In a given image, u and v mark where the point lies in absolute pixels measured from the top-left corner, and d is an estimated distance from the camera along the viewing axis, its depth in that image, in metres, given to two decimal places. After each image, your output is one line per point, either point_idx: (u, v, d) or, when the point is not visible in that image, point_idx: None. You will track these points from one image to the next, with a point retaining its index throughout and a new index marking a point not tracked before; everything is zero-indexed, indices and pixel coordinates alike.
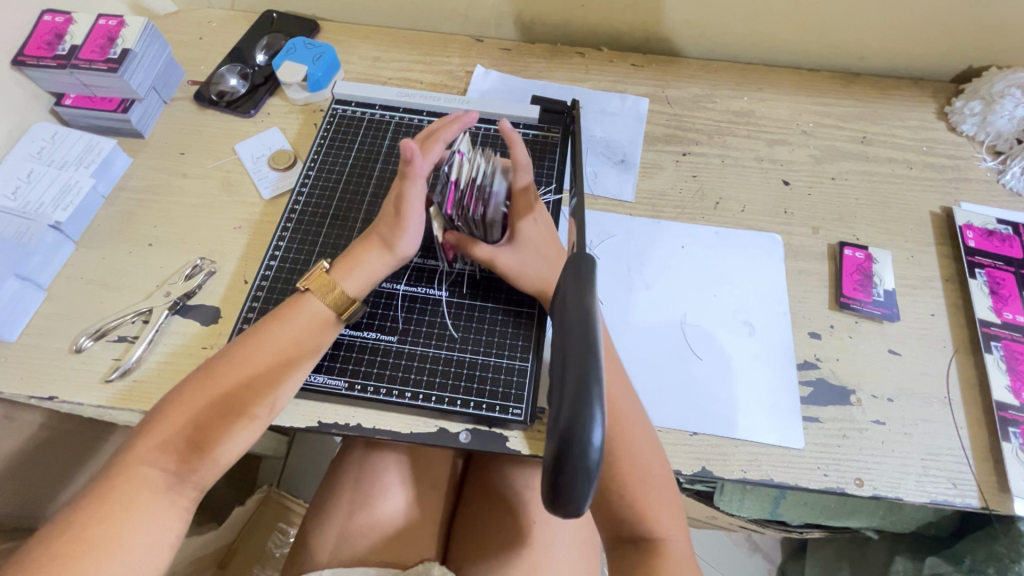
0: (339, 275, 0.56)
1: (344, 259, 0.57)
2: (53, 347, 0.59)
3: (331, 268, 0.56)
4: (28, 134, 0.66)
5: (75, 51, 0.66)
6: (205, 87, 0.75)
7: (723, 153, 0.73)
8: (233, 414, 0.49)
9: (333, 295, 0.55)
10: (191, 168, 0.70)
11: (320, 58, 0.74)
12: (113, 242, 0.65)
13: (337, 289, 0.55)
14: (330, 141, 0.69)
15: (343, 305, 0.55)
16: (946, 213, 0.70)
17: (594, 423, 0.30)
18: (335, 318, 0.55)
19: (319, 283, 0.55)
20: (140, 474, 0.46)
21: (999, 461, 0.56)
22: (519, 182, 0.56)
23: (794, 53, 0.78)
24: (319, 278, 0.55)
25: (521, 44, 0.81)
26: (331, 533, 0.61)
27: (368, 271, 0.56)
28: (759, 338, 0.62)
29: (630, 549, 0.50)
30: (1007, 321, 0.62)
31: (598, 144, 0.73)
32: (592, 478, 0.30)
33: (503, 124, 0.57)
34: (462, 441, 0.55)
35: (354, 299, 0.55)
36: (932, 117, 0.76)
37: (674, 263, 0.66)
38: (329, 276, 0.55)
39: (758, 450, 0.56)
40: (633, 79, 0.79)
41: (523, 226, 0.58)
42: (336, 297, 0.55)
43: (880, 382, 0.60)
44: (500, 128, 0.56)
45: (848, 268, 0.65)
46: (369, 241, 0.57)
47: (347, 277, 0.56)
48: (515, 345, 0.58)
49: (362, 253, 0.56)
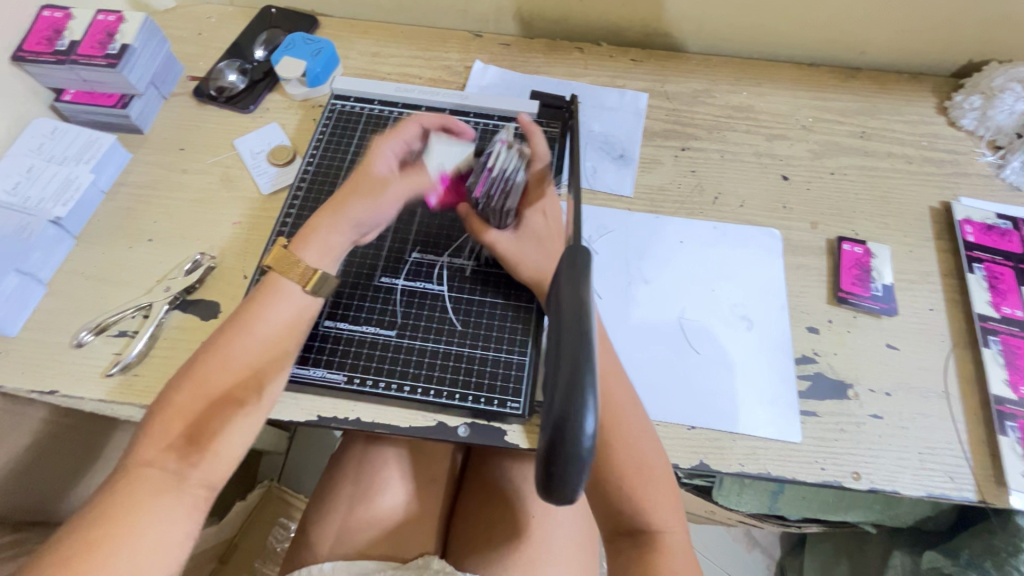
0: (299, 249, 0.55)
1: (301, 232, 0.56)
2: (54, 341, 0.59)
3: (289, 244, 0.56)
4: (29, 130, 0.66)
5: (74, 46, 0.66)
6: (204, 83, 0.75)
7: (722, 148, 0.73)
8: (224, 404, 0.49)
9: (295, 269, 0.54)
10: (190, 163, 0.70)
11: (319, 53, 0.74)
12: (113, 238, 0.65)
13: (301, 264, 0.55)
14: (329, 136, 0.69)
15: (307, 278, 0.54)
16: (945, 207, 0.70)
17: (588, 410, 0.30)
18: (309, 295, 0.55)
19: (279, 261, 0.55)
20: (145, 476, 0.46)
21: (996, 455, 0.56)
22: (535, 166, 0.61)
23: (794, 48, 0.78)
24: (277, 254, 0.55)
25: (521, 39, 0.81)
26: (332, 527, 0.61)
27: (326, 239, 0.56)
28: (757, 333, 0.62)
29: (628, 543, 0.51)
30: (1006, 315, 0.62)
31: (597, 139, 0.73)
32: (586, 465, 0.30)
33: (525, 117, 0.63)
34: (461, 434, 0.55)
35: (316, 269, 0.55)
36: (932, 112, 0.75)
37: (672, 258, 0.66)
38: (286, 252, 0.55)
39: (756, 444, 0.57)
40: (633, 74, 0.79)
41: (531, 216, 0.61)
42: (300, 271, 0.54)
43: (878, 376, 0.60)
44: (521, 119, 0.63)
45: (847, 263, 0.65)
46: (325, 209, 0.57)
47: (306, 250, 0.55)
48: (514, 339, 0.58)
49: (318, 220, 0.56)
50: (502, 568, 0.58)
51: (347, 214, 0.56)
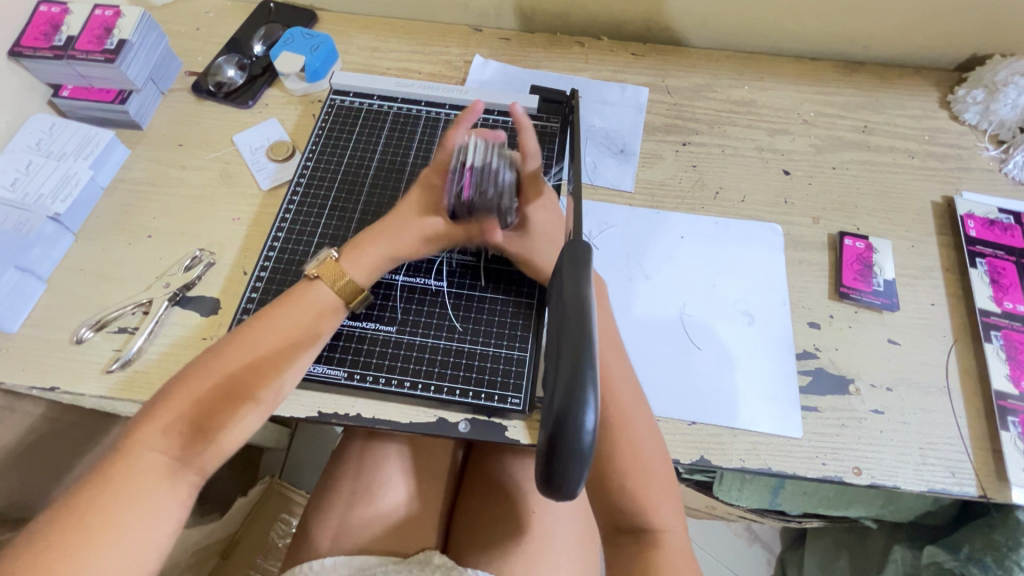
0: (348, 263, 0.56)
1: (354, 246, 0.57)
2: (54, 338, 0.59)
3: (340, 256, 0.56)
4: (26, 126, 0.66)
5: (72, 42, 0.66)
6: (202, 78, 0.75)
7: (724, 143, 0.73)
8: (236, 398, 0.49)
9: (341, 283, 0.55)
10: (189, 159, 0.70)
11: (317, 48, 0.74)
12: (112, 234, 0.65)
13: (347, 277, 0.55)
14: (329, 131, 0.69)
15: (350, 293, 0.55)
16: (947, 202, 0.69)
17: (588, 406, 0.30)
18: (342, 304, 0.55)
19: (329, 272, 0.55)
20: (142, 460, 0.46)
21: (997, 450, 0.56)
22: (527, 168, 0.56)
23: (796, 42, 0.77)
24: (328, 266, 0.55)
25: (521, 33, 0.81)
26: (332, 522, 0.61)
27: (374, 266, 0.56)
28: (759, 328, 0.62)
29: (628, 540, 0.51)
30: (1008, 310, 0.62)
31: (598, 134, 0.73)
32: (586, 460, 0.30)
33: (515, 108, 0.56)
34: (462, 430, 0.55)
35: (361, 288, 0.55)
36: (934, 106, 0.75)
37: (674, 253, 0.66)
38: (337, 265, 0.55)
39: (757, 439, 0.57)
40: (633, 68, 0.78)
41: (532, 212, 0.58)
42: (343, 284, 0.55)
43: (879, 371, 0.60)
44: (512, 111, 0.55)
45: (848, 258, 0.65)
46: (381, 234, 0.57)
47: (354, 266, 0.56)
48: (514, 335, 0.58)
49: (372, 242, 0.57)
50: (502, 565, 0.58)
51: (398, 248, 0.56)
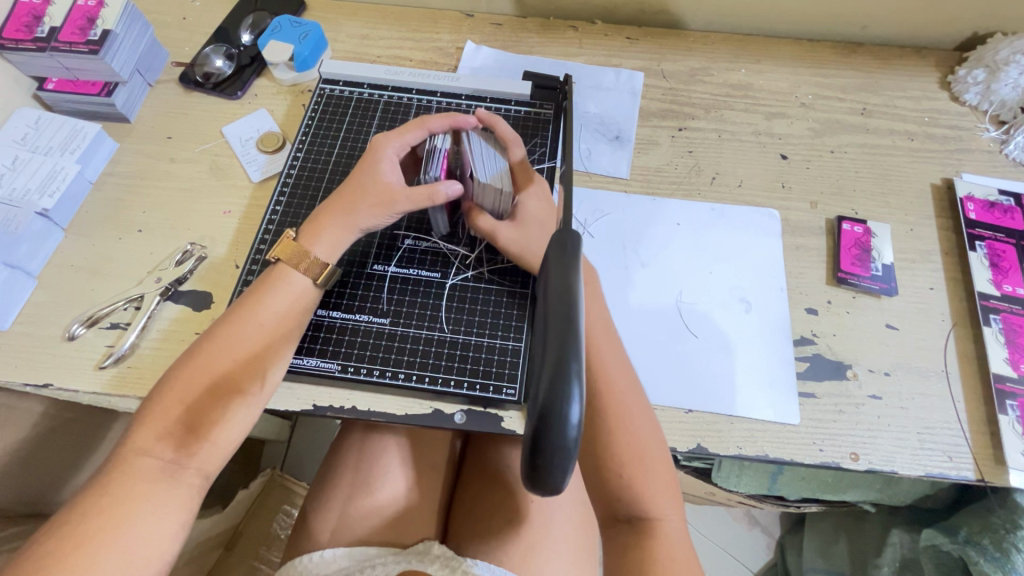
0: (308, 241, 0.55)
1: (312, 224, 0.56)
2: (46, 334, 0.58)
3: (299, 236, 0.55)
4: (11, 121, 0.65)
5: (54, 33, 0.64)
6: (190, 69, 0.73)
7: (721, 128, 0.72)
8: (225, 393, 0.49)
9: (306, 262, 0.54)
10: (179, 152, 0.69)
11: (307, 36, 0.72)
12: (101, 229, 0.65)
13: (311, 256, 0.54)
14: (319, 121, 0.68)
15: (317, 270, 0.54)
16: (946, 184, 0.68)
17: (572, 400, 0.29)
18: (313, 284, 0.55)
19: (289, 253, 0.54)
20: (138, 464, 0.46)
21: (995, 433, 0.56)
22: (514, 156, 0.58)
23: (794, 23, 0.76)
24: (288, 246, 0.55)
25: (514, 18, 0.79)
26: (331, 515, 0.61)
27: (334, 237, 0.55)
28: (756, 314, 0.61)
29: (626, 529, 0.50)
30: (1007, 293, 0.61)
31: (592, 121, 0.72)
32: (571, 455, 0.30)
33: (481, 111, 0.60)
34: (458, 421, 0.55)
35: (326, 264, 0.55)
36: (934, 87, 0.74)
37: (671, 240, 0.65)
38: (296, 245, 0.55)
39: (754, 426, 0.56)
40: (629, 53, 0.77)
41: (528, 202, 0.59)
42: (309, 264, 0.54)
43: (877, 357, 0.59)
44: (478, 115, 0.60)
45: (847, 243, 0.64)
46: (338, 205, 0.55)
47: (315, 243, 0.55)
48: (508, 325, 0.58)
49: (331, 212, 0.55)
50: (501, 554, 0.58)
51: (356, 218, 0.55)
